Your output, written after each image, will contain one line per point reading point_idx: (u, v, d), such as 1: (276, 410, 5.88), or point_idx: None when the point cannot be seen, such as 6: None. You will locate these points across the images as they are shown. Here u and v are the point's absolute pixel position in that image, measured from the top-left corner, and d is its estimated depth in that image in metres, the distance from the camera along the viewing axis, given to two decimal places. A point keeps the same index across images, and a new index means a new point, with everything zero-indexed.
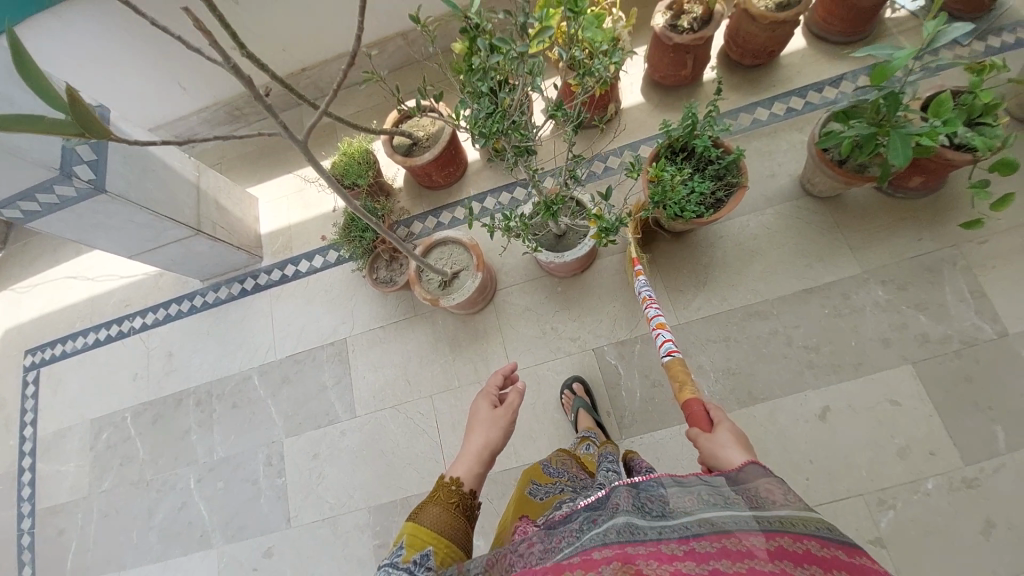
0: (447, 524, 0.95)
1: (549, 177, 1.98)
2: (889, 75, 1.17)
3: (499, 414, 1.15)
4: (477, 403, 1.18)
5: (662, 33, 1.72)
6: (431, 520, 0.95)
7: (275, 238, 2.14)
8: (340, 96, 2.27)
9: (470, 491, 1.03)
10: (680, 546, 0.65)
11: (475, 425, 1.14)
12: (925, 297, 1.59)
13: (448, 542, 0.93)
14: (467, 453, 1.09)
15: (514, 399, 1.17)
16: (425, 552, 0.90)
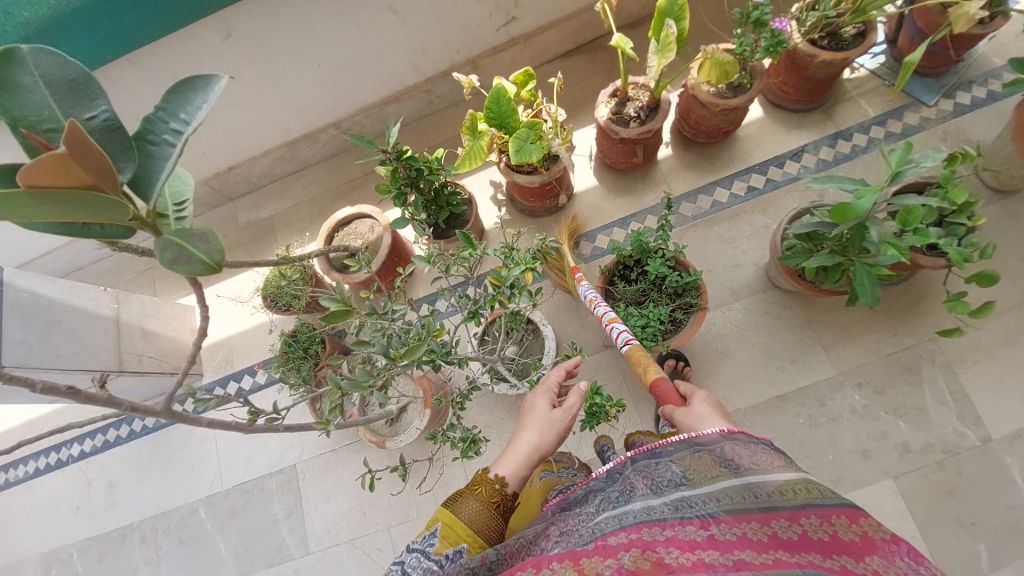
0: (487, 522, 0.87)
1: None
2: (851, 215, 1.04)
3: (557, 416, 1.03)
4: (535, 399, 1.07)
5: (606, 126, 1.60)
6: (469, 514, 0.86)
7: (213, 353, 1.97)
8: (276, 189, 2.12)
9: (513, 492, 0.94)
10: (700, 531, 0.61)
11: (527, 422, 1.04)
12: (904, 402, 1.49)
13: (483, 543, 0.84)
14: (515, 449, 1.00)
15: (576, 402, 1.04)
16: (459, 547, 0.82)
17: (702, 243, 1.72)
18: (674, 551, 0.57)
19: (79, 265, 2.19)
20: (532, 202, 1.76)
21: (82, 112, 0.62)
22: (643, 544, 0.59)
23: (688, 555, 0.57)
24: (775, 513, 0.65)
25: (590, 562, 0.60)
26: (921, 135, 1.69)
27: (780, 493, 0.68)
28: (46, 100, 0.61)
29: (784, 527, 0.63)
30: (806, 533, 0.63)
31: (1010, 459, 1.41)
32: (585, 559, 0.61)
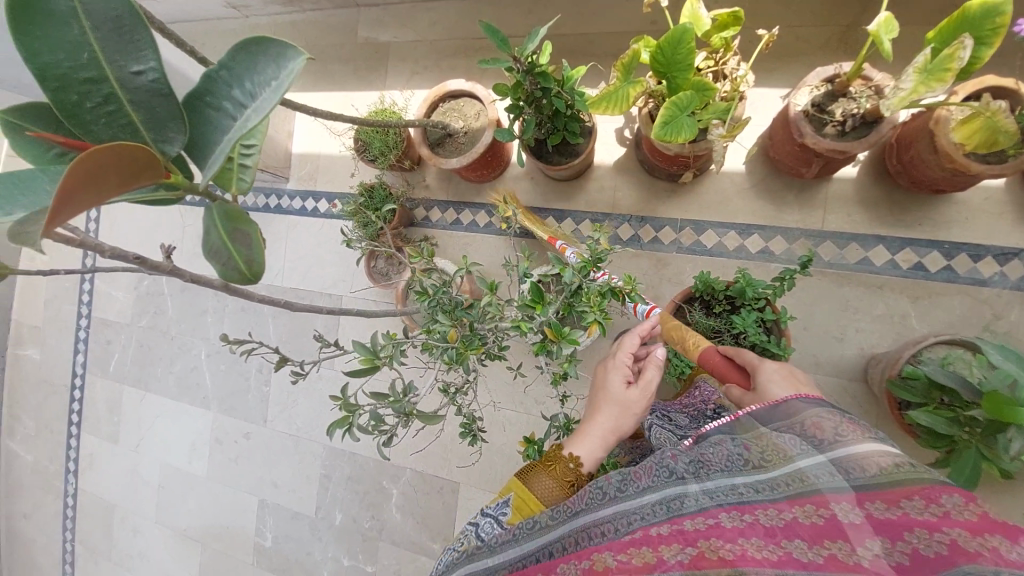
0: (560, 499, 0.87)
1: (588, 220, 1.69)
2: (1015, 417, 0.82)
3: (633, 397, 0.97)
4: (611, 376, 0.99)
5: (794, 120, 1.22)
6: (542, 488, 0.87)
7: (303, 163, 2.01)
8: (404, 13, 1.88)
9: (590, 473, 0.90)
10: (743, 518, 0.67)
11: (604, 400, 0.98)
12: None
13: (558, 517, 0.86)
14: (591, 431, 0.94)
15: (654, 377, 0.99)
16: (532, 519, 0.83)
17: (817, 296, 1.46)
18: (754, 548, 0.61)
19: (205, 15, 2.15)
20: (658, 160, 1.48)
21: (128, 63, 0.51)
22: (719, 543, 0.63)
23: (769, 551, 0.61)
24: (838, 496, 0.67)
25: (664, 550, 0.66)
26: None
27: (865, 472, 0.69)
28: (84, 37, 0.48)
29: (846, 511, 0.65)
30: (893, 515, 0.63)
31: None
32: (663, 548, 0.67)
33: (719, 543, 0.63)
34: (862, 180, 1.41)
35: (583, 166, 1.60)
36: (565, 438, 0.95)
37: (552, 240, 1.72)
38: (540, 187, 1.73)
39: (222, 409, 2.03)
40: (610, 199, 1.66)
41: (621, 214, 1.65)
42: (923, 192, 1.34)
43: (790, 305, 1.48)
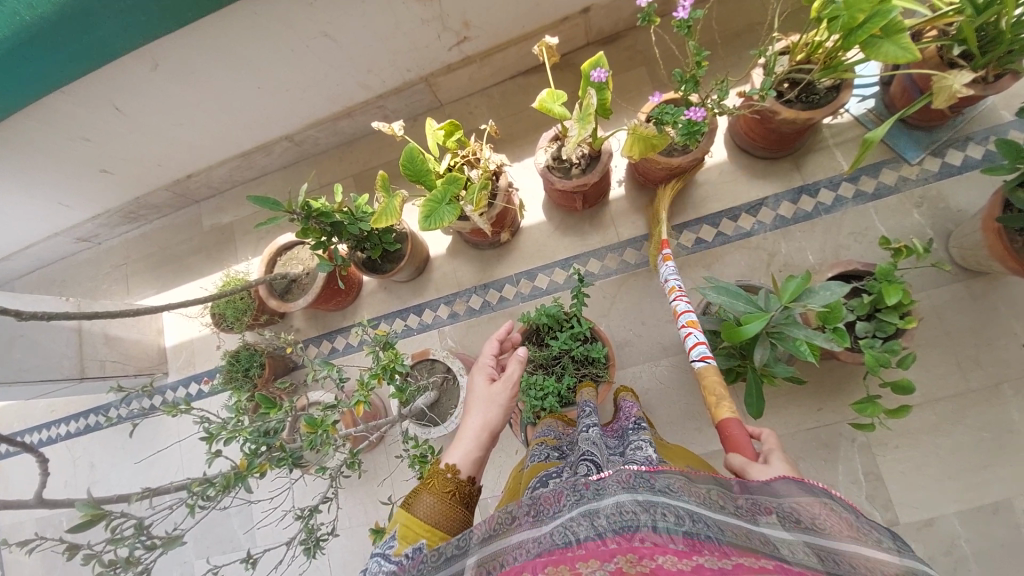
0: (444, 516, 0.84)
1: (443, 303, 1.87)
2: (740, 337, 1.00)
3: (497, 390, 1.03)
4: (474, 378, 1.07)
5: (544, 174, 1.52)
6: (426, 511, 0.84)
7: (179, 352, 2.13)
8: (236, 194, 2.13)
9: (469, 478, 0.90)
10: (688, 544, 0.59)
11: (470, 403, 1.01)
12: (816, 477, 1.48)
13: (445, 535, 0.83)
14: (463, 433, 0.97)
15: (515, 370, 1.05)
16: (418, 545, 0.80)
17: (639, 294, 1.69)
18: (670, 560, 0.55)
19: (59, 257, 2.31)
20: (475, 237, 1.74)
21: None
22: (636, 559, 0.56)
23: (682, 564, 0.55)
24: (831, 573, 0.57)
25: (584, 565, 0.57)
26: (895, 196, 1.56)
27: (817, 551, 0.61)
28: None
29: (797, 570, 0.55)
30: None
31: (914, 545, 1.40)
32: (580, 564, 0.57)
33: (634, 556, 0.56)
34: (630, 193, 1.73)
35: (419, 262, 1.83)
36: (445, 452, 0.94)
37: (420, 334, 1.86)
38: (394, 291, 1.91)
39: None
40: (453, 281, 1.87)
41: (467, 288, 1.85)
42: (672, 186, 1.67)
43: (624, 308, 1.70)
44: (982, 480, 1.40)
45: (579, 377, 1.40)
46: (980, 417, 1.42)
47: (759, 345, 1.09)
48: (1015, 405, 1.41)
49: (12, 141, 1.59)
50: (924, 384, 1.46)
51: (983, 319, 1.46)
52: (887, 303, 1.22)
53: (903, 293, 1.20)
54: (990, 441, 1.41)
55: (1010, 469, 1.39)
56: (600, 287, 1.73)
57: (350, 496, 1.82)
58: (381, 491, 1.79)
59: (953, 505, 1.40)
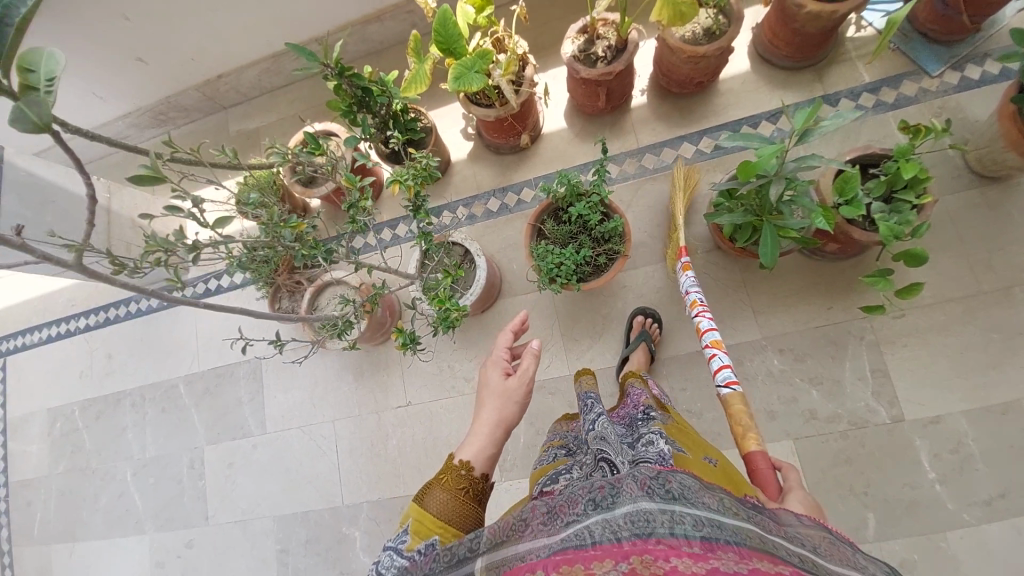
0: (456, 511, 0.91)
1: (462, 206, 1.90)
2: (754, 171, 1.04)
3: (513, 385, 1.06)
4: (488, 373, 1.09)
5: (570, 64, 1.56)
6: (437, 506, 0.90)
7: (199, 252, 2.18)
8: (264, 100, 2.18)
9: (482, 475, 0.97)
10: (703, 545, 0.64)
11: (484, 398, 1.05)
12: (821, 372, 1.50)
13: (457, 531, 0.89)
14: (477, 431, 1.01)
15: (530, 365, 1.06)
16: (431, 540, 0.87)
17: (655, 198, 1.72)
18: (685, 564, 0.59)
19: (87, 159, 2.38)
20: (496, 137, 1.79)
21: None
22: (652, 561, 0.61)
23: (697, 566, 0.59)
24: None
25: (597, 566, 0.61)
26: (916, 107, 1.57)
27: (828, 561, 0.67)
28: None
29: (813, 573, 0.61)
30: None
31: (918, 441, 1.41)
32: (594, 563, 0.62)
33: (649, 558, 0.61)
34: (652, 100, 1.76)
35: (439, 163, 1.87)
36: (459, 446, 1.01)
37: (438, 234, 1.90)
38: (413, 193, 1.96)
39: (159, 526, 2.04)
40: (472, 184, 1.91)
41: (487, 191, 1.89)
42: (694, 91, 1.70)
43: (639, 212, 1.73)
44: (990, 380, 1.41)
45: (594, 255, 1.43)
46: (991, 318, 1.43)
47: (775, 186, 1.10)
48: None
49: (54, 11, 1.65)
50: (937, 284, 1.46)
51: (1000, 225, 1.46)
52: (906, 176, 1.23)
53: (920, 171, 1.21)
54: (999, 342, 1.41)
55: (1019, 371, 1.39)
56: (616, 191, 1.75)
57: (366, 383, 1.91)
58: (395, 382, 1.87)
59: (960, 403, 1.41)
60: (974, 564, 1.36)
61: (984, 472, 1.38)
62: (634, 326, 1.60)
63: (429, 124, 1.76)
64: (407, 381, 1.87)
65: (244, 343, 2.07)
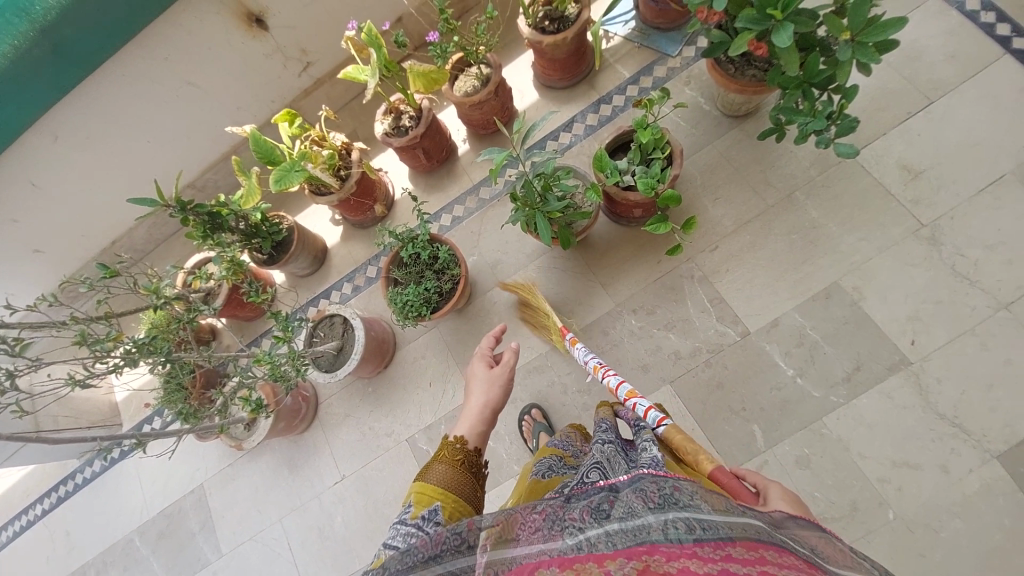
0: (454, 480, 0.94)
1: (346, 281, 2.11)
2: None
3: (496, 372, 1.22)
4: (474, 366, 1.25)
5: (384, 140, 1.84)
6: (437, 477, 0.94)
7: (128, 404, 2.32)
8: (162, 249, 2.42)
9: (475, 449, 1.04)
10: (715, 551, 0.62)
11: (473, 385, 1.21)
12: (671, 316, 1.67)
13: (457, 499, 0.91)
14: (470, 411, 1.14)
15: (510, 357, 1.23)
16: (433, 508, 0.89)
17: (498, 221, 1.96)
18: (696, 564, 0.59)
19: None
20: (356, 216, 2.04)
21: None
22: (660, 563, 0.61)
23: (707, 568, 0.59)
24: None
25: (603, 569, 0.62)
26: (671, 82, 1.89)
27: None
28: None
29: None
30: None
31: (768, 346, 1.58)
32: (607, 562, 0.63)
33: (660, 559, 0.61)
34: (472, 144, 2.06)
35: (315, 253, 2.11)
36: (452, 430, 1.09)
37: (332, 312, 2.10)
38: (304, 285, 2.17)
39: None
40: (351, 260, 2.14)
41: (364, 262, 2.11)
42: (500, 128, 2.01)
43: (489, 235, 1.95)
44: (805, 273, 1.59)
45: (440, 284, 1.62)
46: (786, 223, 1.64)
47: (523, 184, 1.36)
48: (809, 205, 1.64)
49: None
50: (734, 211, 1.69)
51: (764, 148, 1.73)
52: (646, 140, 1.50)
53: (655, 133, 1.47)
54: (800, 240, 1.62)
55: (826, 257, 1.58)
56: (466, 225, 1.99)
57: (305, 469, 1.99)
58: (327, 459, 1.96)
59: (789, 301, 1.59)
60: (857, 438, 1.46)
61: (833, 353, 1.52)
62: None
63: (290, 219, 2.02)
64: (337, 455, 1.95)
65: (189, 472, 2.14)
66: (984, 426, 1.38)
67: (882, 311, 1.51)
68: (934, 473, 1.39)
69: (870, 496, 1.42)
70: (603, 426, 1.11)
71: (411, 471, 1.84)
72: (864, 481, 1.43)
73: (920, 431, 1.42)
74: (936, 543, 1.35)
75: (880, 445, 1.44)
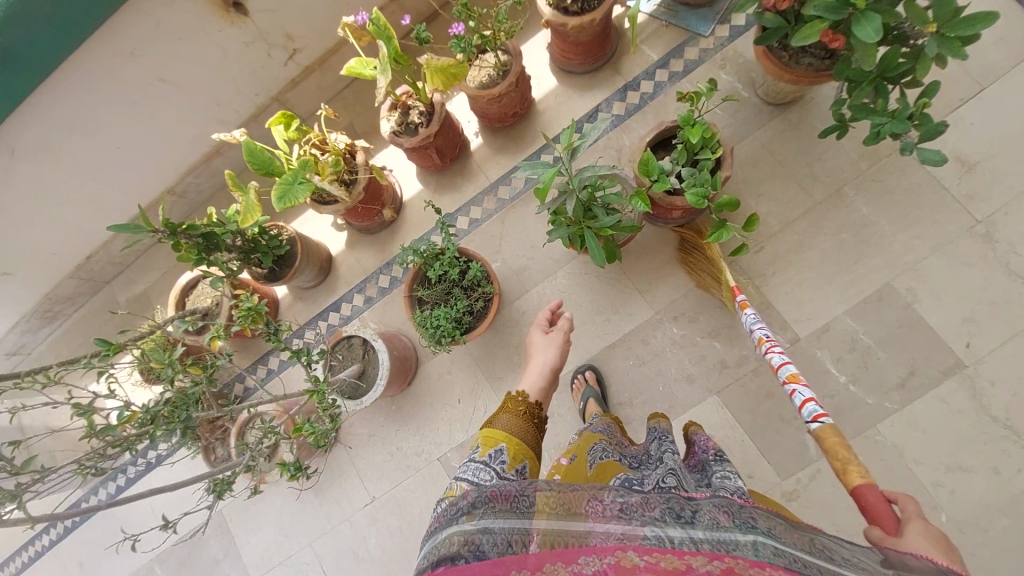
0: (518, 426, 0.98)
1: (356, 292, 1.96)
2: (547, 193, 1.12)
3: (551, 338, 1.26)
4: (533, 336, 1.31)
5: (392, 140, 1.65)
6: (503, 423, 0.98)
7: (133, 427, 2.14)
8: (145, 262, 2.20)
9: (536, 402, 1.08)
10: None
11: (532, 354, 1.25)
12: (715, 323, 1.60)
13: (521, 441, 0.95)
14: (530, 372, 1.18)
15: (564, 325, 1.28)
16: (499, 448, 0.94)
17: (521, 223, 1.81)
18: None
19: None
20: (363, 222, 1.86)
21: None
22: None
23: None
24: None
25: None
26: (706, 63, 1.72)
27: None
28: None
29: None
30: None
31: (818, 353, 1.52)
32: (689, 559, 0.66)
33: None
34: (486, 138, 1.87)
35: (320, 264, 1.94)
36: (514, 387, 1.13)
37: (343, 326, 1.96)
38: (311, 298, 2.02)
39: None
40: (360, 269, 1.97)
41: (375, 271, 1.95)
42: (517, 119, 1.83)
43: (513, 239, 1.81)
44: (857, 275, 1.52)
45: (469, 304, 1.50)
46: (836, 221, 1.55)
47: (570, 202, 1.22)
48: (859, 201, 1.54)
49: None
50: (780, 210, 1.59)
51: (806, 137, 1.59)
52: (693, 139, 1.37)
53: (705, 131, 1.33)
54: (851, 239, 1.53)
55: (878, 257, 1.50)
56: (486, 229, 1.84)
57: (331, 491, 1.91)
58: (354, 481, 1.88)
59: (840, 305, 1.52)
60: (911, 444, 1.44)
61: (885, 359, 1.47)
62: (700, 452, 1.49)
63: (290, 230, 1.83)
64: (364, 476, 1.87)
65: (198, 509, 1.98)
66: None
67: (936, 313, 1.46)
68: (988, 476, 1.37)
69: (921, 501, 1.42)
70: (655, 434, 1.17)
71: (446, 490, 1.77)
72: (916, 486, 1.41)
73: (974, 435, 1.40)
74: (984, 542, 1.34)
75: (934, 451, 1.42)
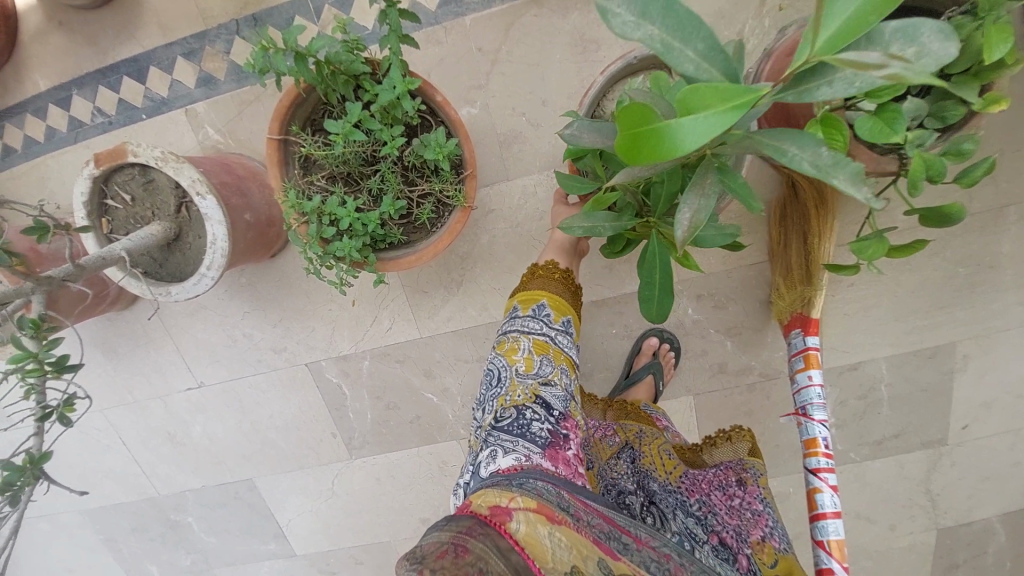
0: (560, 288, 0.78)
1: (183, 53, 1.01)
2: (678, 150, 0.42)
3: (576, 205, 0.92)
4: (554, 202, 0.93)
5: None
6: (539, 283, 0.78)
7: None
8: None
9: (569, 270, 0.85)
10: None
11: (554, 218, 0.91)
12: (743, 320, 1.14)
13: (568, 305, 0.77)
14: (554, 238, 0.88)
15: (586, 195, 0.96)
16: (541, 305, 0.75)
17: (539, 52, 0.97)
18: None
19: None
20: None
21: None
22: None
23: None
24: None
25: None
26: None
27: None
28: None
29: None
30: None
31: (827, 388, 1.22)
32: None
33: None
34: None
35: None
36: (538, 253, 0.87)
37: (146, 111, 1.04)
38: (96, 31, 1.03)
39: None
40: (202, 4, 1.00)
41: (231, 25, 0.99)
42: None
43: (514, 76, 0.98)
44: (929, 324, 1.16)
45: (412, 195, 0.77)
46: (962, 250, 1.11)
47: (693, 191, 0.55)
48: (1011, 234, 1.09)
49: None
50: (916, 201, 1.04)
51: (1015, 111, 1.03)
52: (957, 66, 0.66)
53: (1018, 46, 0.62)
54: (961, 279, 1.12)
55: (968, 311, 1.14)
56: (473, 35, 0.97)
57: (134, 354, 1.29)
58: (171, 351, 1.28)
59: (886, 347, 1.18)
60: (846, 492, 1.33)
61: (886, 416, 1.24)
62: (643, 354, 1.14)
63: None
64: (188, 350, 1.27)
65: None
66: (964, 514, 1.30)
67: (967, 388, 1.20)
68: (881, 529, 1.34)
69: None
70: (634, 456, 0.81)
71: (308, 401, 1.28)
72: None
73: (899, 496, 1.31)
74: None
75: (860, 503, 1.33)
